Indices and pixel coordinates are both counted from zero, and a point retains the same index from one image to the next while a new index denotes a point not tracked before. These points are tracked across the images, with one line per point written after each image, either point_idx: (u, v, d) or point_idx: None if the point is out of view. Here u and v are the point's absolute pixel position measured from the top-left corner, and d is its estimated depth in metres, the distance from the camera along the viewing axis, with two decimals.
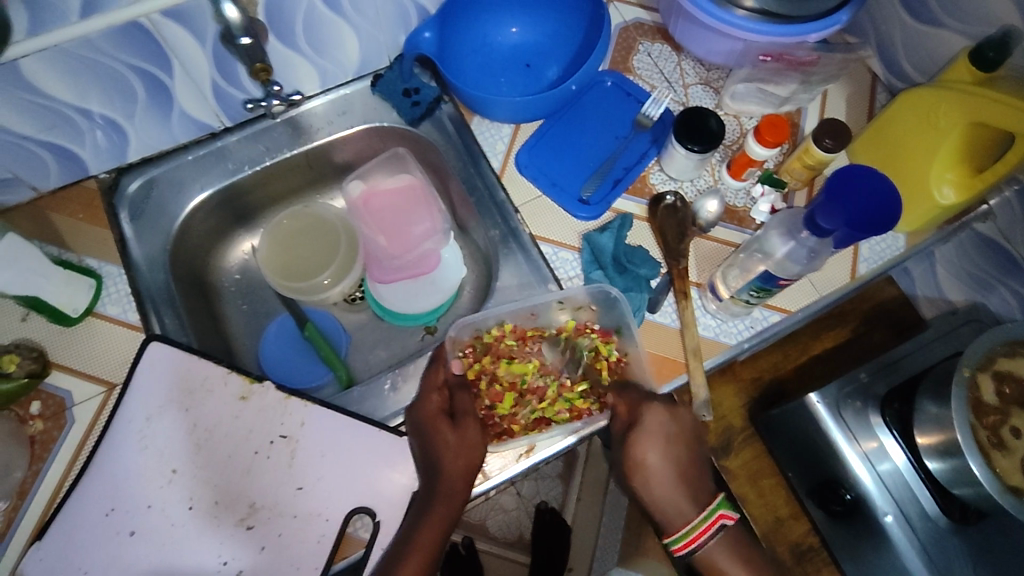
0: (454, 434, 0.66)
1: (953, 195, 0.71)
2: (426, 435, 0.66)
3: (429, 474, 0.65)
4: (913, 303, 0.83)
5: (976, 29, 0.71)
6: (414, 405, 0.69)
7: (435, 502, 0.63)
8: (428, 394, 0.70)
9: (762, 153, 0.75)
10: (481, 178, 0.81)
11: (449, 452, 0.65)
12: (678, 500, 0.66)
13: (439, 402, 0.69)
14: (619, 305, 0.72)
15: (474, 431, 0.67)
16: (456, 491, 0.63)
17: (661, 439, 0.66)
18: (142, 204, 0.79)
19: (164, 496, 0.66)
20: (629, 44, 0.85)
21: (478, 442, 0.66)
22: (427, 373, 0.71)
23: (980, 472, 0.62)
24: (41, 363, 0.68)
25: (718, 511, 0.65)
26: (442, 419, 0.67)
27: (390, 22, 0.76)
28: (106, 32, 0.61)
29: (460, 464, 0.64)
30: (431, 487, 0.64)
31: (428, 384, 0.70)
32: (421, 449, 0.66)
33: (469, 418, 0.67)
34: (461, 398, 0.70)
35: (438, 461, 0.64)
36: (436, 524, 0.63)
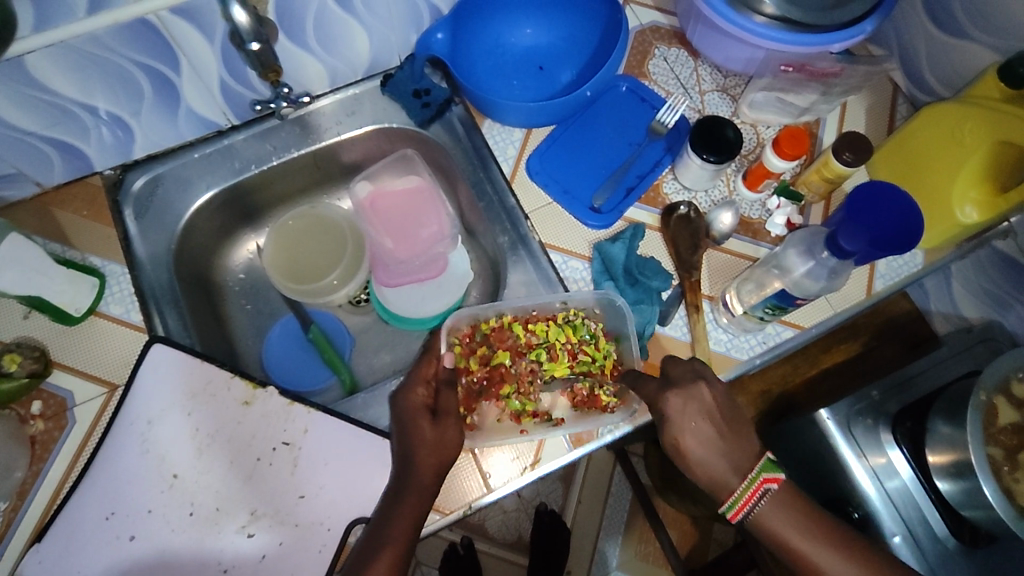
0: (431, 430, 0.64)
1: (976, 214, 0.69)
2: (405, 429, 0.65)
3: (404, 465, 0.63)
4: (927, 318, 0.79)
5: (1003, 44, 0.70)
6: (397, 396, 0.67)
7: (403, 501, 0.61)
8: (414, 386, 0.67)
9: (780, 164, 0.73)
10: (491, 183, 0.79)
11: (422, 447, 0.63)
12: (719, 466, 0.59)
13: (425, 396, 0.67)
14: (622, 313, 0.72)
15: (454, 431, 0.64)
16: (424, 487, 0.62)
17: (692, 409, 0.60)
18: (147, 201, 0.78)
19: (163, 501, 0.65)
20: (645, 48, 0.83)
21: (454, 442, 0.64)
22: (418, 365, 0.69)
23: (993, 497, 0.60)
24: (43, 362, 0.67)
25: (761, 477, 0.59)
26: (423, 415, 0.65)
27: (403, 21, 0.75)
28: (113, 29, 0.60)
29: (432, 463, 0.62)
30: (403, 481, 0.62)
31: (414, 376, 0.68)
32: (400, 444, 0.65)
33: (450, 417, 0.65)
34: (447, 396, 0.66)
35: (412, 453, 0.63)
36: (407, 519, 0.61)
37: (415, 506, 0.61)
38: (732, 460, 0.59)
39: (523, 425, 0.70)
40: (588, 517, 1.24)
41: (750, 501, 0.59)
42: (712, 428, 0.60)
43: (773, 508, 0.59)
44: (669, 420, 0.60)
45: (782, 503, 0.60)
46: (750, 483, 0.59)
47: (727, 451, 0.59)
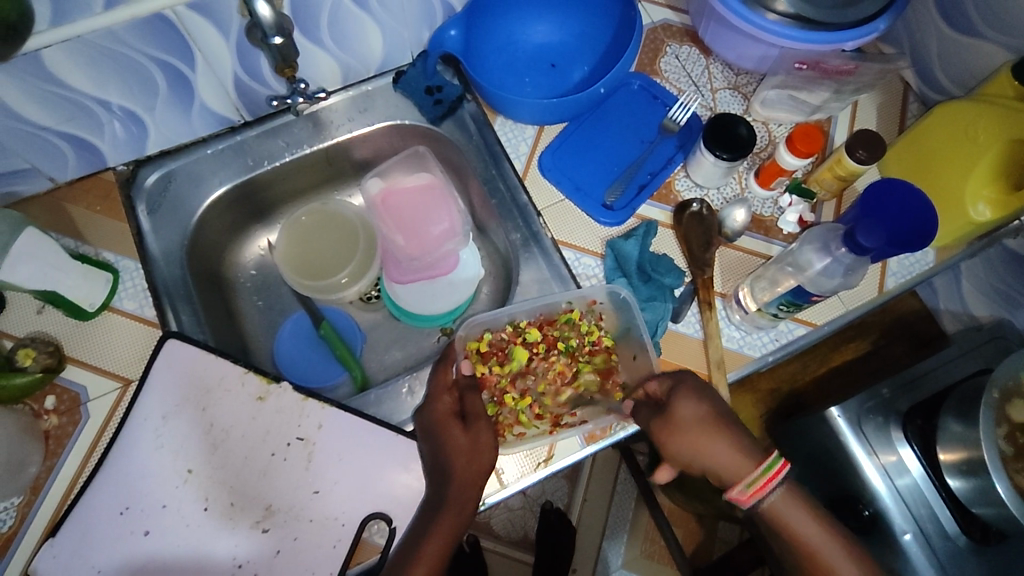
0: (464, 436, 0.64)
1: (989, 212, 0.69)
2: (437, 437, 0.65)
3: (440, 477, 0.63)
4: (936, 316, 0.82)
5: (1016, 42, 0.70)
6: (423, 408, 0.68)
7: (443, 515, 0.61)
8: (439, 395, 0.68)
9: (793, 162, 0.73)
10: (503, 179, 0.79)
11: (458, 456, 0.62)
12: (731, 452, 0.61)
13: (451, 404, 0.68)
14: (629, 307, 0.71)
15: (487, 433, 0.64)
16: (467, 499, 0.61)
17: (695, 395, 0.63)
18: (160, 197, 0.78)
19: (179, 496, 0.65)
20: (657, 46, 0.83)
21: (488, 445, 0.63)
22: (436, 374, 0.70)
23: (1006, 495, 0.60)
24: (57, 357, 0.68)
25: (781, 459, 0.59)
26: (454, 423, 0.65)
27: (416, 18, 0.75)
28: (129, 24, 0.60)
29: (472, 469, 0.62)
30: (440, 493, 0.62)
31: (439, 384, 0.69)
32: (432, 453, 0.65)
33: (481, 420, 0.65)
34: (471, 399, 0.68)
35: (449, 464, 0.62)
36: (444, 532, 0.61)
37: (453, 518, 0.61)
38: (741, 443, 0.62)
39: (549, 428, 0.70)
40: (593, 514, 1.25)
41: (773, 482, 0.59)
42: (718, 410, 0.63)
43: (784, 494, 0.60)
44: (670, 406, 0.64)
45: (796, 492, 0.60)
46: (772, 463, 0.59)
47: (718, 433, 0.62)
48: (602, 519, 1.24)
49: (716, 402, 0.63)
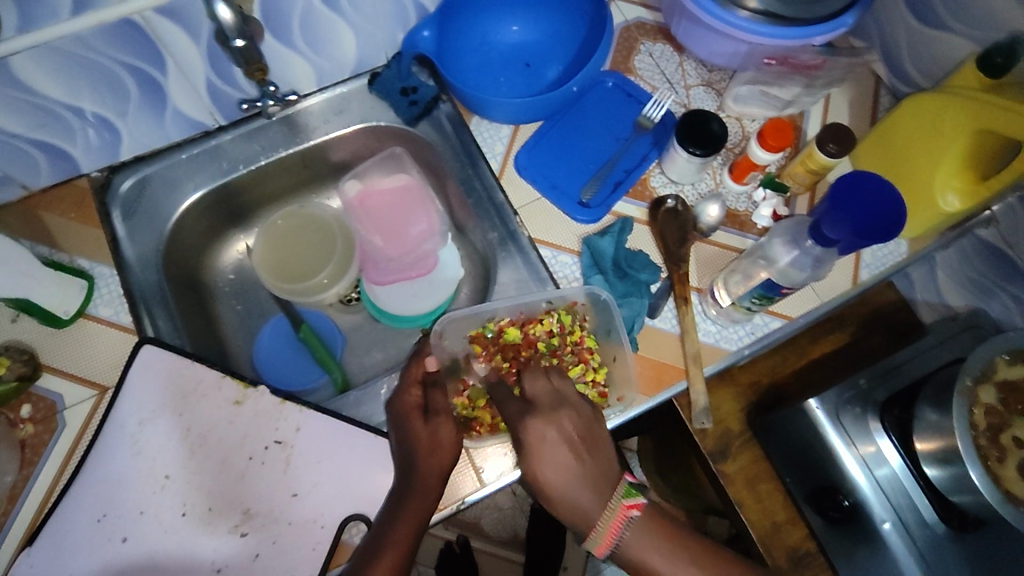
0: (426, 429, 0.64)
1: (958, 203, 0.70)
2: (402, 431, 0.65)
3: (405, 469, 0.63)
4: (913, 307, 0.80)
5: (983, 34, 0.71)
6: (392, 399, 0.68)
7: (407, 502, 0.61)
8: (407, 387, 0.68)
9: (766, 157, 0.74)
10: (479, 180, 0.80)
11: (420, 447, 0.63)
12: (584, 498, 0.60)
13: (419, 397, 0.67)
14: (607, 307, 0.73)
15: (447, 430, 0.64)
16: (429, 488, 0.61)
17: (596, 439, 0.63)
18: (135, 203, 0.77)
19: (158, 502, 0.65)
20: (631, 44, 0.84)
21: (449, 439, 0.64)
22: (407, 367, 0.70)
23: (980, 481, 0.61)
24: (32, 366, 0.67)
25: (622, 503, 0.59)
26: (417, 415, 0.65)
27: (388, 20, 0.75)
28: (97, 30, 0.59)
29: (433, 463, 0.62)
30: (405, 483, 0.62)
31: (407, 377, 0.68)
32: (398, 445, 0.65)
33: (442, 416, 0.65)
34: (438, 395, 0.67)
35: (413, 457, 0.63)
36: (410, 522, 0.60)
37: (417, 507, 0.61)
38: (594, 485, 0.60)
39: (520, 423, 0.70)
40: None
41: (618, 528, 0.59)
42: (575, 458, 0.61)
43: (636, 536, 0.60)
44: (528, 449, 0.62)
45: (645, 530, 0.60)
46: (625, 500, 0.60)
47: (584, 474, 0.60)
48: None
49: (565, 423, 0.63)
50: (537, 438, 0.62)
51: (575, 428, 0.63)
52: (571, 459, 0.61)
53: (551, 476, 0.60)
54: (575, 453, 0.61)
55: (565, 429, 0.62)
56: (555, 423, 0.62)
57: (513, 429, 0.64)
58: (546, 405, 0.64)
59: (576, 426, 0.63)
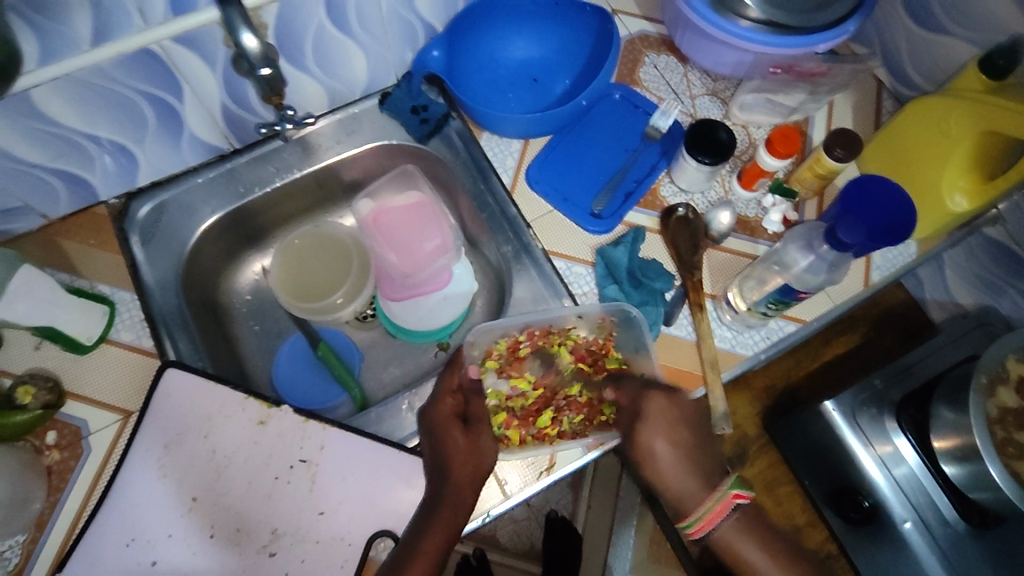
0: (465, 438, 0.66)
1: (966, 203, 0.71)
2: (437, 437, 0.67)
3: (439, 473, 0.64)
4: (923, 306, 0.82)
5: (983, 37, 0.72)
6: (425, 407, 0.70)
7: (440, 509, 0.62)
8: (442, 395, 0.70)
9: (774, 163, 0.75)
10: (492, 195, 0.81)
11: (459, 454, 0.65)
12: (691, 485, 0.65)
13: (453, 405, 0.70)
14: (638, 324, 0.72)
15: (486, 440, 0.67)
16: (462, 498, 0.62)
17: (664, 424, 0.67)
18: (153, 228, 0.78)
19: (184, 525, 0.65)
20: (635, 56, 0.85)
21: (488, 449, 0.66)
22: (442, 376, 0.72)
23: (1000, 478, 0.62)
24: (56, 393, 0.68)
25: (731, 493, 0.62)
26: (455, 425, 0.68)
27: (398, 39, 0.76)
28: (117, 60, 0.61)
29: (468, 469, 0.64)
30: (439, 490, 0.63)
31: (441, 387, 0.71)
32: (431, 454, 0.66)
33: (482, 426, 0.68)
34: (475, 404, 0.71)
35: (447, 463, 0.64)
36: (443, 530, 0.61)
37: (450, 516, 0.61)
38: (702, 475, 0.65)
39: (547, 438, 0.71)
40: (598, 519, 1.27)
41: (716, 519, 0.62)
42: (690, 442, 0.66)
43: (736, 524, 0.63)
44: (642, 430, 0.67)
45: (745, 528, 0.63)
46: (714, 504, 0.62)
47: (692, 467, 0.65)
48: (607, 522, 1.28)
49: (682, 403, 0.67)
50: (654, 414, 0.67)
51: (679, 413, 0.67)
52: (677, 444, 0.66)
53: (661, 459, 0.66)
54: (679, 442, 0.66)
55: (681, 409, 0.67)
56: (679, 409, 0.67)
57: (631, 406, 0.69)
58: (637, 392, 0.69)
59: (680, 412, 0.67)
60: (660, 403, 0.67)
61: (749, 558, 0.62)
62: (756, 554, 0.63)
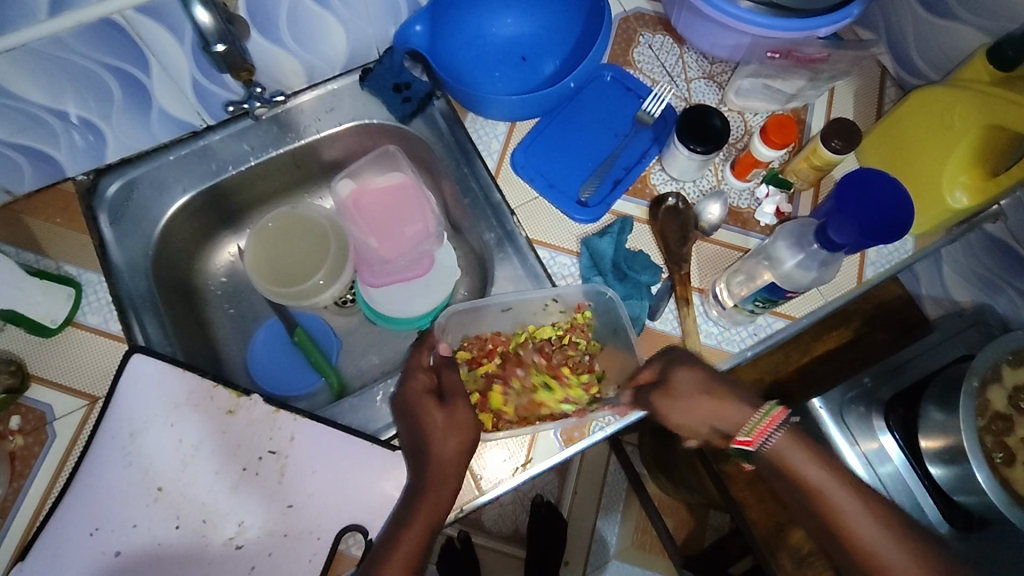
0: (443, 415, 0.63)
1: (967, 199, 0.68)
2: (415, 416, 0.64)
3: (420, 456, 0.62)
4: (918, 303, 0.79)
5: (993, 25, 0.69)
6: (399, 387, 0.67)
7: (423, 492, 0.60)
8: (415, 372, 0.67)
9: (768, 154, 0.72)
10: (475, 179, 0.78)
11: (438, 431, 0.62)
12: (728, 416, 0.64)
13: (427, 381, 0.67)
14: (614, 307, 0.70)
15: (464, 411, 0.64)
16: (446, 477, 0.60)
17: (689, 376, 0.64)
18: (122, 207, 0.76)
19: (150, 515, 0.64)
20: (629, 36, 0.81)
21: (469, 426, 0.63)
22: (413, 356, 0.69)
23: (986, 483, 0.61)
24: (20, 377, 0.66)
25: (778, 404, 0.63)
26: (430, 400, 0.64)
27: (379, 14, 0.72)
28: (76, 30, 0.57)
29: (451, 448, 0.61)
30: (420, 477, 0.61)
31: (413, 365, 0.68)
32: (412, 435, 0.64)
33: (458, 398, 0.64)
34: (449, 377, 0.67)
35: (428, 444, 0.62)
36: (425, 518, 0.59)
37: (433, 501, 0.60)
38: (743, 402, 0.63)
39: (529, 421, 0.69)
40: (584, 505, 1.27)
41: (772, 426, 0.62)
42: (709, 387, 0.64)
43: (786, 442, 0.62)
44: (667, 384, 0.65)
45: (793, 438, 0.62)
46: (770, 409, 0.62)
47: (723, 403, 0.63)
48: (592, 508, 1.28)
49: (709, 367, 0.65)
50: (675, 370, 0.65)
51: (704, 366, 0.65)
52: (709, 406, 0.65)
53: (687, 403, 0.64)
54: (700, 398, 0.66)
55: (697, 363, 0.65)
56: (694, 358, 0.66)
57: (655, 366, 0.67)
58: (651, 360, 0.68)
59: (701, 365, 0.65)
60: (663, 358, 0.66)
61: (829, 500, 0.61)
62: (833, 488, 0.61)
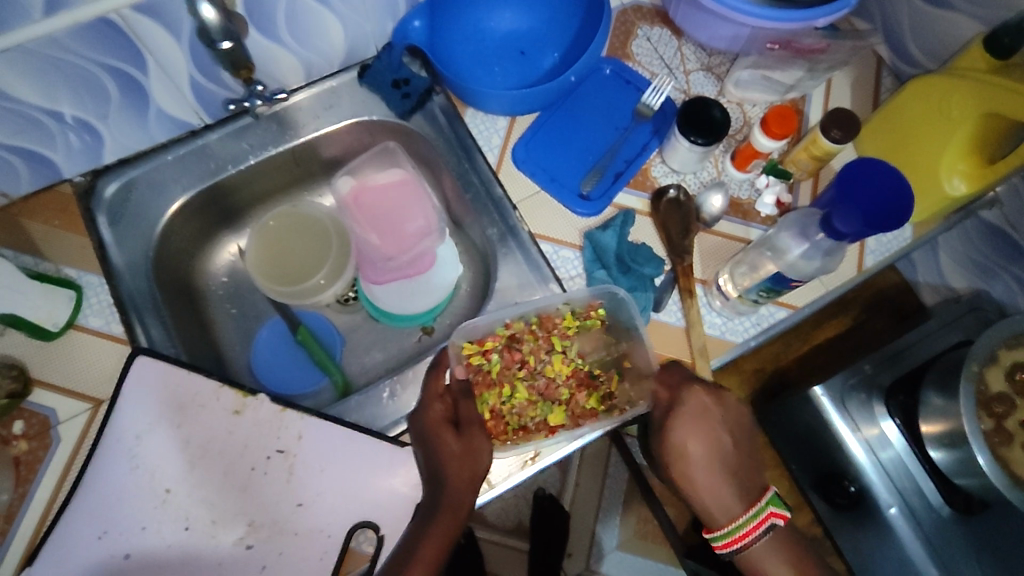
0: (458, 442, 0.63)
1: (964, 186, 0.70)
2: (429, 443, 0.64)
3: (434, 481, 0.62)
4: (914, 289, 0.80)
5: (989, 13, 0.69)
6: (415, 414, 0.66)
7: (438, 516, 0.61)
8: (430, 401, 0.66)
9: (768, 144, 0.73)
10: (476, 174, 0.78)
11: (453, 460, 0.62)
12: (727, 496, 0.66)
13: (444, 410, 0.66)
14: (626, 305, 0.69)
15: (481, 440, 0.64)
16: (461, 502, 0.61)
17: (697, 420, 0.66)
18: (121, 208, 0.75)
19: (158, 517, 0.63)
20: (628, 28, 0.82)
21: (483, 450, 0.63)
22: (428, 381, 0.68)
23: (987, 466, 0.61)
24: (22, 381, 0.65)
25: (768, 510, 0.64)
26: (447, 428, 0.64)
27: (378, 10, 0.72)
28: (72, 30, 0.56)
29: (465, 475, 0.62)
30: (435, 499, 0.61)
31: (429, 391, 0.67)
32: (426, 460, 0.64)
33: (474, 426, 0.64)
34: (466, 405, 0.66)
35: (442, 470, 0.62)
36: (441, 537, 0.61)
37: (448, 520, 0.61)
38: (740, 492, 0.66)
39: (550, 429, 0.69)
40: (585, 497, 1.27)
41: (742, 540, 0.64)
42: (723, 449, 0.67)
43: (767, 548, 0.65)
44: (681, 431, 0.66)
45: (783, 542, 0.65)
46: (759, 512, 0.64)
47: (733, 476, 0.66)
48: (594, 501, 1.28)
49: (721, 404, 0.67)
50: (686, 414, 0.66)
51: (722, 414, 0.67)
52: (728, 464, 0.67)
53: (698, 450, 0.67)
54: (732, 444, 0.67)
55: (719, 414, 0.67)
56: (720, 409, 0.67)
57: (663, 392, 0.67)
58: (678, 381, 0.67)
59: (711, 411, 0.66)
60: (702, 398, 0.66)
61: None
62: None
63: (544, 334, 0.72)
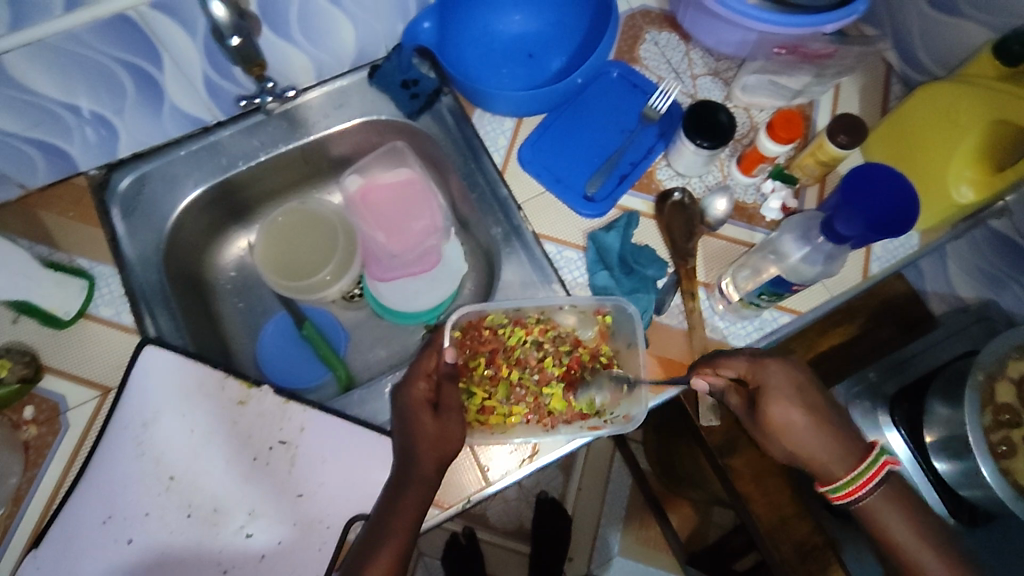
0: (433, 423, 0.63)
1: (971, 194, 0.69)
2: (408, 423, 0.64)
3: (405, 457, 0.62)
4: (924, 299, 0.78)
5: (999, 21, 0.69)
6: (399, 390, 0.66)
7: (408, 488, 0.61)
8: (416, 379, 0.66)
9: (774, 149, 0.72)
10: (482, 174, 0.79)
11: (424, 440, 0.62)
12: (835, 449, 0.63)
13: (427, 391, 0.66)
14: (633, 319, 0.70)
15: (455, 424, 0.64)
16: (427, 477, 0.61)
17: (787, 393, 0.64)
18: (134, 201, 0.77)
19: (162, 503, 0.65)
20: (636, 33, 0.82)
21: (456, 435, 0.63)
22: (420, 357, 0.67)
23: (990, 475, 0.61)
24: (34, 367, 0.67)
25: (885, 456, 0.62)
26: (425, 409, 0.64)
27: (389, 11, 0.73)
28: (92, 26, 0.58)
29: (433, 460, 0.61)
30: (405, 474, 0.62)
31: (415, 369, 0.66)
32: (402, 436, 0.64)
33: (453, 411, 0.64)
34: (449, 390, 0.66)
35: (413, 446, 0.62)
36: (409, 512, 0.60)
37: (417, 494, 0.60)
38: (845, 448, 0.63)
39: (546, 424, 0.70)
40: (587, 503, 1.27)
41: (867, 485, 0.62)
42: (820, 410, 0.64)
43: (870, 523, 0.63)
44: (769, 399, 0.63)
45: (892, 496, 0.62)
46: (872, 463, 0.62)
47: (830, 440, 0.63)
48: (597, 507, 1.28)
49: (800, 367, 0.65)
50: (776, 388, 0.64)
51: (800, 384, 0.65)
52: (813, 412, 0.63)
53: (795, 421, 0.63)
54: (813, 410, 0.64)
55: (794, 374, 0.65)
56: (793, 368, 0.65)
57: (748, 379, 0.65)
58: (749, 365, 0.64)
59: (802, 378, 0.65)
60: (779, 368, 0.64)
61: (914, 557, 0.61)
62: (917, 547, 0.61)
63: (539, 328, 0.74)
